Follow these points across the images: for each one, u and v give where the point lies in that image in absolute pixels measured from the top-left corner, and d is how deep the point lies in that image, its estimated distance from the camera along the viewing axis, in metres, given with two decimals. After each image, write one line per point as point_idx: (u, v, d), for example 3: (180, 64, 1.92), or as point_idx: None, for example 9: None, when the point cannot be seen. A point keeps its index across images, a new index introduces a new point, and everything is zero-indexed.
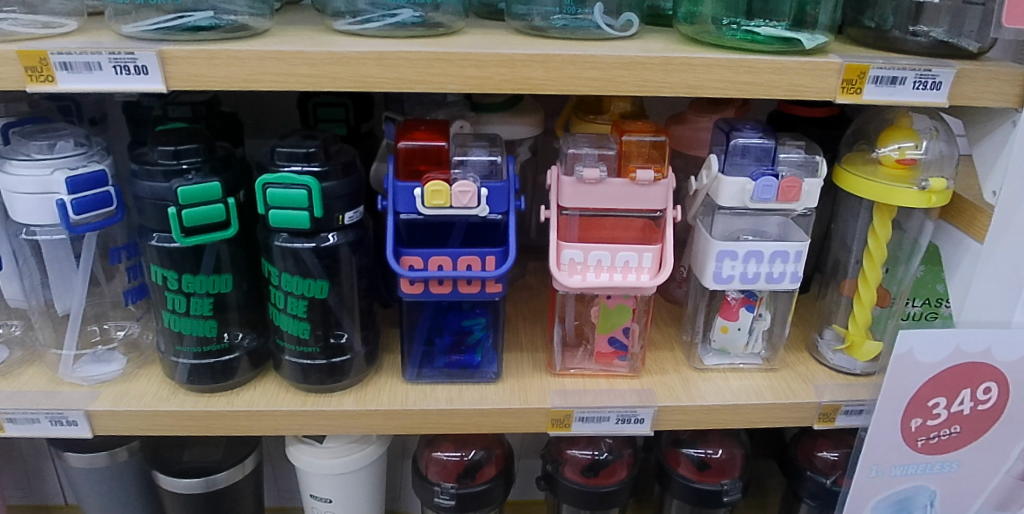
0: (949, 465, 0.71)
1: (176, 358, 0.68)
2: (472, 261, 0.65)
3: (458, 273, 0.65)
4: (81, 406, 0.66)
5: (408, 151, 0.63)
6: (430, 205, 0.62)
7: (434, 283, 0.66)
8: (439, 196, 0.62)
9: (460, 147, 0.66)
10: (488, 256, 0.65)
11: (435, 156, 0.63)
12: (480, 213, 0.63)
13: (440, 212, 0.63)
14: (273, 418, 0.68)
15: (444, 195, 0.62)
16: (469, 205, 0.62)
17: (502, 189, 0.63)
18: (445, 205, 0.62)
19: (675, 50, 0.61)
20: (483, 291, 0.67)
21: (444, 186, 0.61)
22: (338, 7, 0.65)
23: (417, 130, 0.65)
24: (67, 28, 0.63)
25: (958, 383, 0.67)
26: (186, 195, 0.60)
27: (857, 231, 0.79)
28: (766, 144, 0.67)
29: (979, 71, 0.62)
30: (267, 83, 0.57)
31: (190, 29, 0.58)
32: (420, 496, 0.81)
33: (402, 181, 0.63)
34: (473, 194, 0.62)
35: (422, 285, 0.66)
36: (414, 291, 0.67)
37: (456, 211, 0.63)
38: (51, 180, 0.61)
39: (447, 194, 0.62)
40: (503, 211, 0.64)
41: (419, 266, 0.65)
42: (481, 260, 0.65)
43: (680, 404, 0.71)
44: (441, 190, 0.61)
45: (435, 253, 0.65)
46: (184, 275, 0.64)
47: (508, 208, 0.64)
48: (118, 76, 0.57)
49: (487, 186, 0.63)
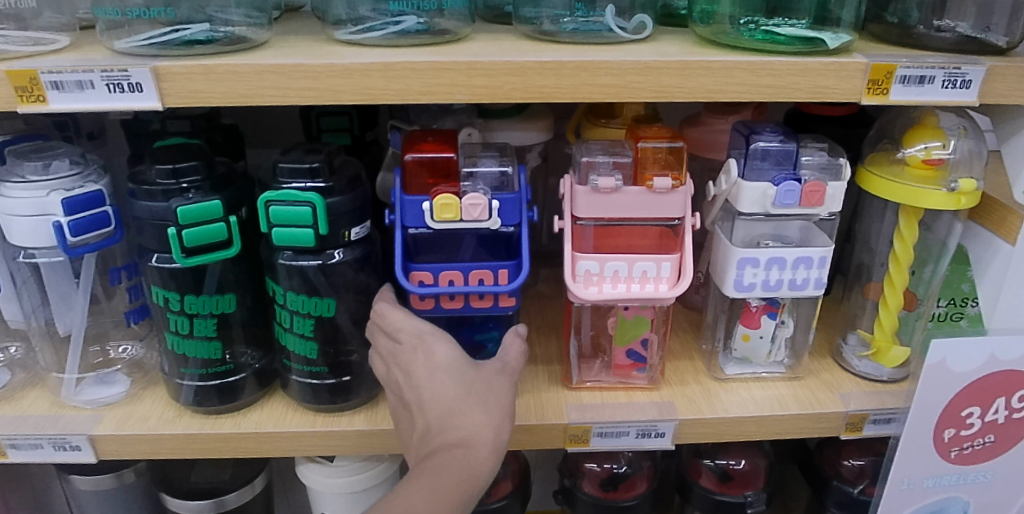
0: (984, 476, 0.68)
1: (181, 380, 0.66)
2: (484, 276, 0.63)
3: (469, 289, 0.63)
4: (84, 431, 0.65)
5: (416, 164, 0.61)
6: (439, 219, 0.60)
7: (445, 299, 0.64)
8: (448, 210, 0.59)
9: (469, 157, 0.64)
10: (501, 270, 0.63)
11: (444, 169, 0.61)
12: (493, 226, 0.60)
13: (449, 225, 0.60)
14: (282, 440, 0.66)
15: (454, 208, 0.59)
16: (479, 218, 0.60)
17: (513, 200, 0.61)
18: (456, 218, 0.60)
19: (692, 53, 0.59)
20: (496, 306, 0.65)
21: (454, 199, 0.59)
22: (339, 15, 0.63)
23: (425, 141, 0.63)
24: (59, 44, 0.61)
25: (992, 392, 0.64)
26: (186, 215, 0.58)
27: (882, 232, 0.76)
28: (788, 147, 0.65)
29: (1011, 68, 0.59)
30: (267, 98, 0.55)
31: (186, 43, 0.56)
32: None
33: (410, 194, 0.60)
34: (483, 207, 0.59)
35: (433, 301, 0.64)
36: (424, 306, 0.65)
37: (466, 224, 0.60)
38: (47, 202, 0.59)
39: (457, 207, 0.59)
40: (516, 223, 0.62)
41: (430, 281, 0.63)
42: (493, 274, 0.63)
43: (702, 417, 0.69)
44: (452, 205, 0.59)
45: (445, 268, 0.63)
46: (187, 297, 0.62)
47: (521, 220, 0.62)
48: (111, 94, 0.55)
49: (497, 197, 0.60)
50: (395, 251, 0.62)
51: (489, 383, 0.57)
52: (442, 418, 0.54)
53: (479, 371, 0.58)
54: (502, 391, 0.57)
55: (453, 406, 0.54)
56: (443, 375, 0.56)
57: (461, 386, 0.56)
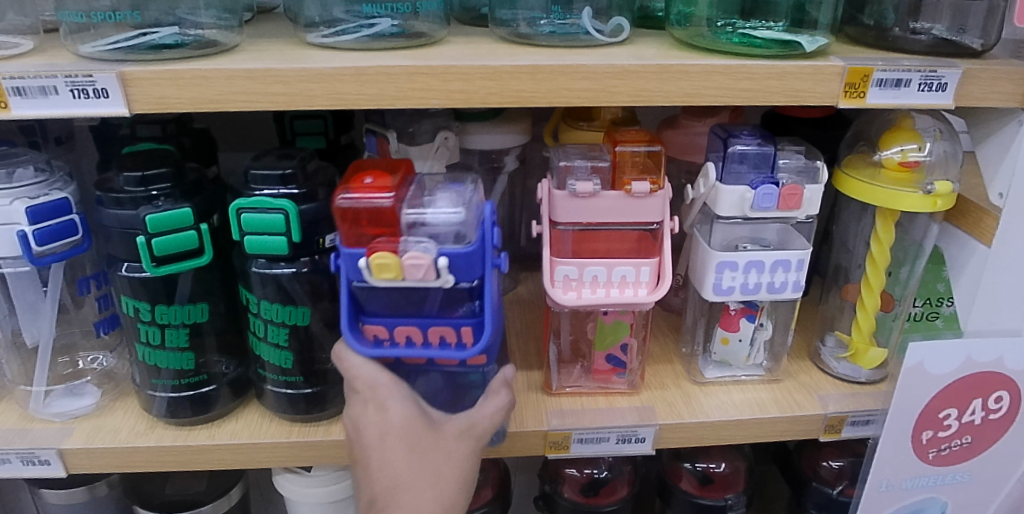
0: (961, 476, 0.69)
1: (152, 392, 0.65)
2: (445, 333, 0.56)
3: (424, 353, 0.56)
4: (53, 445, 0.63)
5: (349, 212, 0.52)
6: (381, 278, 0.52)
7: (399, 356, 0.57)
8: (387, 270, 0.52)
9: (418, 199, 0.55)
10: (462, 327, 0.56)
11: (387, 218, 0.53)
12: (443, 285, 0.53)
13: (391, 284, 0.53)
14: (257, 451, 0.65)
15: (393, 268, 0.51)
16: (425, 278, 0.52)
17: (465, 251, 0.53)
18: (399, 277, 0.52)
19: (669, 56, 0.58)
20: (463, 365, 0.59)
21: (393, 259, 0.51)
22: (311, 17, 0.62)
23: (365, 179, 0.54)
24: (22, 48, 0.59)
25: (968, 393, 0.65)
26: (154, 223, 0.56)
27: (859, 234, 0.77)
28: (765, 150, 0.65)
29: (985, 71, 0.60)
30: (238, 103, 0.54)
31: (153, 48, 0.55)
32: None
33: (349, 248, 0.53)
34: (427, 268, 0.51)
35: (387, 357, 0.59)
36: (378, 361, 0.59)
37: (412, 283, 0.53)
38: (10, 210, 0.57)
39: (398, 266, 0.51)
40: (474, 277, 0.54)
41: (384, 336, 0.57)
42: (455, 331, 0.56)
43: (682, 421, 0.69)
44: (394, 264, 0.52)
45: (401, 323, 0.57)
46: (158, 307, 0.61)
47: (484, 272, 0.55)
48: (76, 100, 0.53)
49: (441, 251, 0.52)
50: (341, 305, 0.56)
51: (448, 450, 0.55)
52: (389, 491, 0.53)
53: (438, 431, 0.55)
54: (460, 458, 0.55)
55: (399, 480, 0.53)
56: (394, 441, 0.54)
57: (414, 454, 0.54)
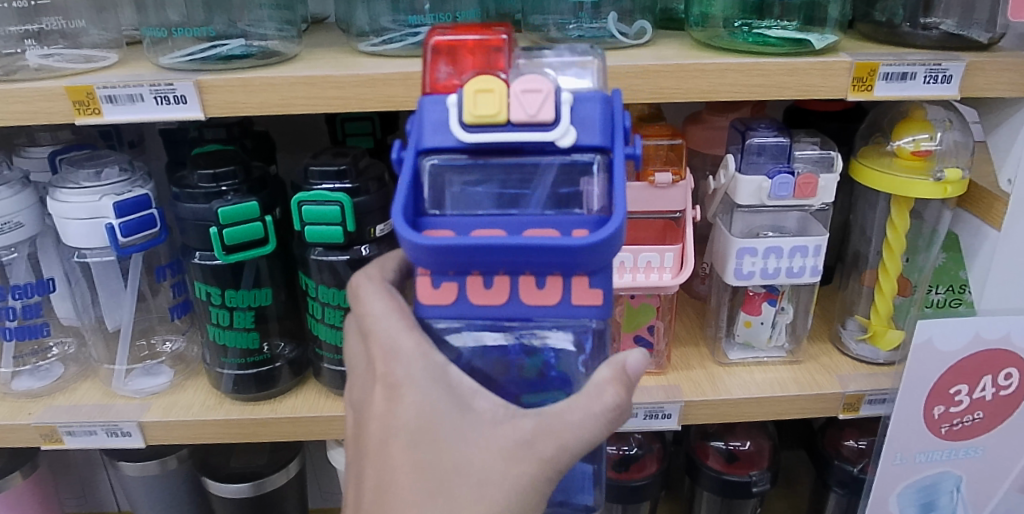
0: (974, 451, 0.72)
1: (221, 369, 0.72)
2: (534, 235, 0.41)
3: (498, 241, 0.38)
4: (134, 418, 0.70)
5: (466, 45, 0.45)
6: (473, 122, 0.41)
7: (477, 277, 0.41)
8: (487, 98, 0.41)
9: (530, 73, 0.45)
10: (577, 228, 0.41)
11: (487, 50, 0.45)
12: (563, 139, 0.41)
13: (496, 137, 0.41)
14: (315, 424, 0.71)
15: (494, 95, 0.41)
16: (545, 115, 0.41)
17: (601, 111, 0.42)
18: (500, 120, 0.41)
19: (688, 56, 0.63)
20: (563, 304, 0.41)
21: (499, 86, 0.41)
22: (362, 28, 0.69)
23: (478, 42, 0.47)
24: (108, 61, 0.66)
25: (978, 370, 0.68)
26: (226, 215, 0.63)
27: (875, 222, 0.81)
28: (782, 142, 0.69)
29: (988, 63, 0.63)
30: (298, 107, 0.61)
31: (224, 59, 0.62)
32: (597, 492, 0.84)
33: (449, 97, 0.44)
34: (549, 96, 0.41)
35: (453, 289, 0.41)
36: (440, 299, 0.42)
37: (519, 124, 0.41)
38: (99, 205, 0.65)
39: (503, 98, 0.41)
40: (601, 147, 0.42)
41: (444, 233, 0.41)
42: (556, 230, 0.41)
43: (706, 398, 0.73)
44: (484, 89, 0.41)
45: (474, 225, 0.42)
46: (227, 291, 0.67)
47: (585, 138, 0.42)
48: (159, 106, 0.60)
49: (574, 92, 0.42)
50: (400, 183, 0.42)
51: (507, 448, 0.41)
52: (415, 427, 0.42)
53: (506, 420, 0.42)
54: (515, 476, 0.41)
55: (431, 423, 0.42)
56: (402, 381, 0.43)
57: (434, 467, 0.41)
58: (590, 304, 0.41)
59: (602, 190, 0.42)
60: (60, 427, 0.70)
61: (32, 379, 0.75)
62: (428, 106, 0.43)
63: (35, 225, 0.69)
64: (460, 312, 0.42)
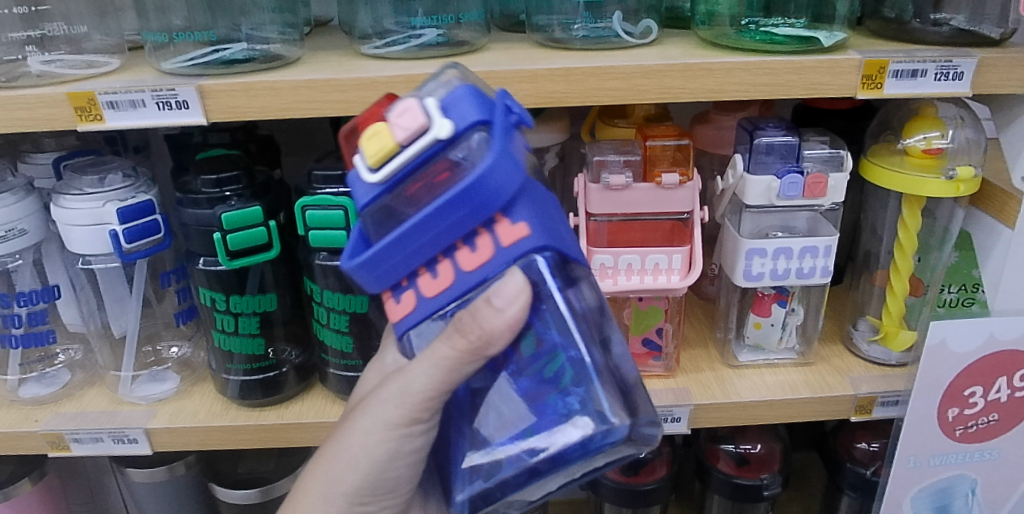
0: (989, 454, 0.71)
1: (227, 375, 0.72)
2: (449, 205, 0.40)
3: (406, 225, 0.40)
4: (140, 425, 0.70)
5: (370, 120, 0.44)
6: (374, 163, 0.39)
7: (423, 272, 0.41)
8: (375, 139, 0.39)
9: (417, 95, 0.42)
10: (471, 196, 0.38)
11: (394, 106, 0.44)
12: (440, 134, 0.37)
13: (392, 167, 0.39)
14: (321, 429, 0.71)
15: (381, 133, 0.39)
16: (417, 124, 0.38)
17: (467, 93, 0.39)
18: (393, 148, 0.38)
19: (694, 55, 0.63)
20: (499, 251, 0.39)
21: (378, 124, 0.39)
22: (365, 30, 0.69)
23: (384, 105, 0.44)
24: (111, 66, 0.66)
25: (993, 371, 0.67)
26: (230, 220, 0.63)
27: (887, 221, 0.79)
28: (791, 141, 0.68)
29: (1000, 59, 0.62)
30: (301, 111, 0.60)
31: (225, 64, 0.62)
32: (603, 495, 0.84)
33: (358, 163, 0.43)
34: (416, 107, 0.38)
35: (410, 295, 0.42)
36: (405, 311, 0.42)
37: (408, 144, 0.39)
38: (103, 212, 0.64)
39: (387, 130, 0.39)
40: (476, 122, 0.38)
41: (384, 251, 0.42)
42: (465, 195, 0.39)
43: (715, 401, 0.72)
44: (375, 131, 0.39)
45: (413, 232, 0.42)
46: (231, 296, 0.67)
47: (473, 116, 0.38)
48: (161, 111, 0.60)
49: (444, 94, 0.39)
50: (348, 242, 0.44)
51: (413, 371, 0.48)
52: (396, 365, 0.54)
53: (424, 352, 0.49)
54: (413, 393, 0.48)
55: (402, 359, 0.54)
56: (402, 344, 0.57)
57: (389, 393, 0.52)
58: (523, 238, 0.39)
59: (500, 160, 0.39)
60: (66, 434, 0.70)
61: (39, 385, 0.75)
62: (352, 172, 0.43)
63: (39, 232, 0.68)
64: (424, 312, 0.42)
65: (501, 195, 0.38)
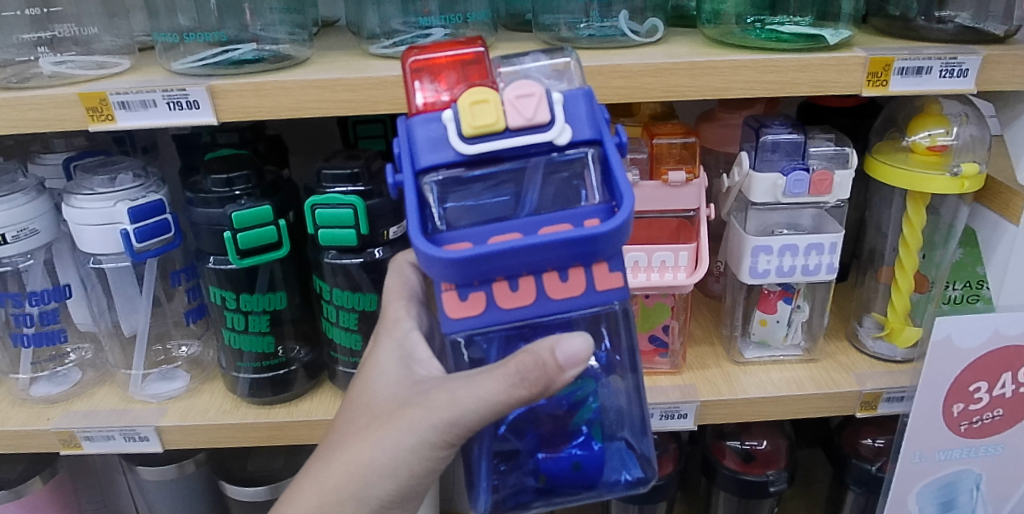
0: (993, 449, 0.71)
1: (236, 373, 0.72)
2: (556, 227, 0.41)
3: (517, 242, 0.39)
4: (151, 422, 0.71)
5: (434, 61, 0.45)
6: (472, 134, 0.41)
7: (501, 282, 0.41)
8: (484, 109, 0.41)
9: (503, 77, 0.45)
10: (589, 218, 0.42)
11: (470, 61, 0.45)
12: (560, 137, 0.42)
13: (496, 146, 0.41)
14: (331, 426, 0.71)
15: (492, 106, 0.41)
16: (540, 117, 0.41)
17: (589, 107, 0.43)
18: (498, 128, 0.41)
19: (700, 53, 0.63)
20: (591, 292, 0.42)
21: (493, 96, 0.41)
22: (372, 30, 0.69)
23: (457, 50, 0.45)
24: (122, 67, 0.67)
25: (998, 367, 0.67)
26: (240, 219, 0.63)
27: (891, 218, 0.79)
28: (796, 139, 0.68)
29: (1005, 56, 0.63)
30: (311, 111, 0.61)
31: (235, 64, 0.62)
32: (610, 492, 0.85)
33: (420, 115, 0.43)
34: (541, 99, 0.42)
35: (482, 298, 0.41)
36: (469, 312, 0.41)
37: (517, 131, 0.42)
38: (114, 211, 0.65)
39: (498, 107, 0.41)
40: (592, 140, 0.43)
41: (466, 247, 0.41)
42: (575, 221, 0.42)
43: (722, 398, 0.73)
44: (481, 100, 0.41)
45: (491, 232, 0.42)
46: (241, 295, 0.68)
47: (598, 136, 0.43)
48: (172, 111, 0.61)
49: (562, 92, 0.43)
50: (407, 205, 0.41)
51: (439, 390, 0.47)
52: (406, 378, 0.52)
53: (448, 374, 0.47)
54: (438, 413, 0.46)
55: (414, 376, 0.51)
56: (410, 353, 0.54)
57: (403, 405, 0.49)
58: (614, 287, 0.42)
59: (601, 182, 0.43)
60: (77, 432, 0.71)
61: (50, 384, 0.75)
62: (421, 125, 0.42)
63: (50, 232, 0.69)
64: (489, 320, 0.42)
65: (620, 248, 0.41)
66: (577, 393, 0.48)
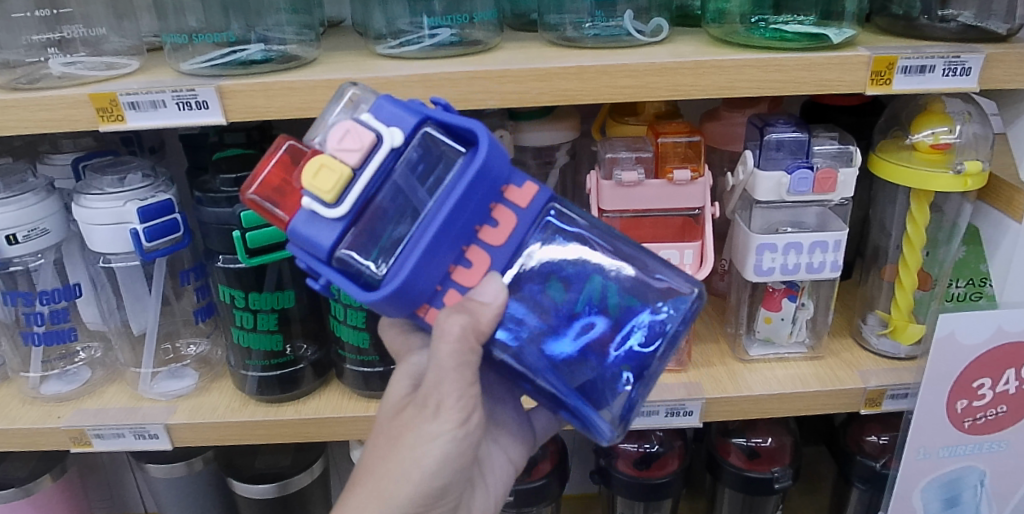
0: (997, 445, 0.72)
1: (245, 371, 0.73)
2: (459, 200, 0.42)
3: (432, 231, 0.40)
4: (161, 420, 0.71)
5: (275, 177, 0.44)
6: (334, 197, 0.40)
7: (454, 269, 0.43)
8: (330, 172, 0.40)
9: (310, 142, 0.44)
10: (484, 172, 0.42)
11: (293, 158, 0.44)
12: (395, 137, 0.41)
13: (361, 187, 0.40)
14: (339, 424, 0.72)
15: (331, 165, 0.40)
16: (370, 138, 0.41)
17: (395, 104, 0.43)
18: (349, 175, 0.40)
19: (705, 53, 0.64)
20: (519, 216, 0.44)
21: (320, 158, 0.40)
22: (379, 30, 0.69)
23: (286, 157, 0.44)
24: (131, 68, 0.67)
25: (1002, 363, 0.68)
26: (249, 219, 0.63)
27: (895, 216, 0.80)
28: (800, 137, 0.69)
29: (1008, 54, 0.63)
30: (319, 111, 0.61)
31: (244, 64, 0.63)
32: (616, 489, 0.85)
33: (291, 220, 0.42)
34: (355, 127, 0.41)
35: (451, 295, 0.43)
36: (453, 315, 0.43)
37: (369, 158, 0.41)
38: (124, 211, 0.65)
39: (336, 160, 0.40)
40: (420, 121, 0.42)
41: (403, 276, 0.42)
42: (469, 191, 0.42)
43: (727, 395, 0.73)
44: (319, 167, 0.40)
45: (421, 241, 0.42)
46: (250, 293, 0.68)
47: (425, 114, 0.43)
48: (181, 112, 0.61)
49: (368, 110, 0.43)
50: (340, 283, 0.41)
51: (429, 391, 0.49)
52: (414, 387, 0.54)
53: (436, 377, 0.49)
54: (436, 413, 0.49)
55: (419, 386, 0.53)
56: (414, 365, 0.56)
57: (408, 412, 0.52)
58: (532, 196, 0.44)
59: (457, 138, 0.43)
60: (88, 430, 0.71)
61: (60, 383, 0.76)
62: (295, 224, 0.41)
63: (60, 231, 0.70)
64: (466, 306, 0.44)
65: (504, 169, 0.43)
66: (589, 292, 0.45)
